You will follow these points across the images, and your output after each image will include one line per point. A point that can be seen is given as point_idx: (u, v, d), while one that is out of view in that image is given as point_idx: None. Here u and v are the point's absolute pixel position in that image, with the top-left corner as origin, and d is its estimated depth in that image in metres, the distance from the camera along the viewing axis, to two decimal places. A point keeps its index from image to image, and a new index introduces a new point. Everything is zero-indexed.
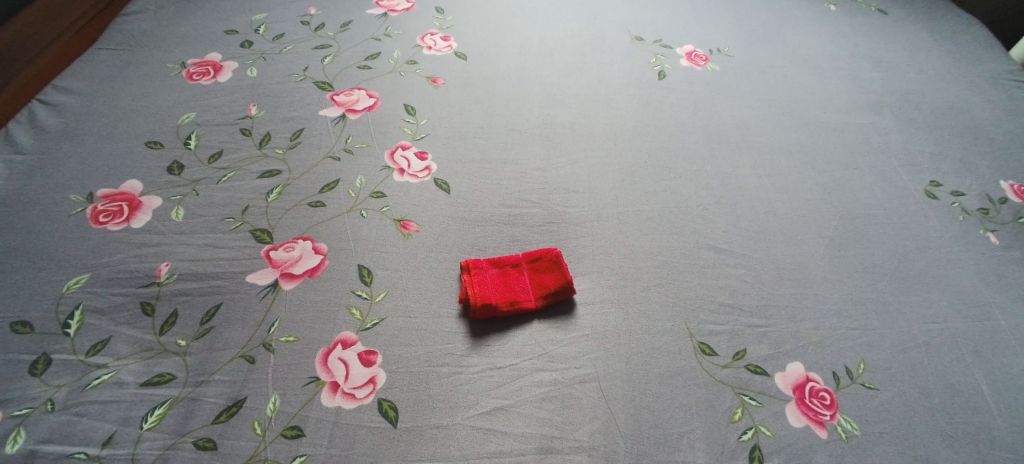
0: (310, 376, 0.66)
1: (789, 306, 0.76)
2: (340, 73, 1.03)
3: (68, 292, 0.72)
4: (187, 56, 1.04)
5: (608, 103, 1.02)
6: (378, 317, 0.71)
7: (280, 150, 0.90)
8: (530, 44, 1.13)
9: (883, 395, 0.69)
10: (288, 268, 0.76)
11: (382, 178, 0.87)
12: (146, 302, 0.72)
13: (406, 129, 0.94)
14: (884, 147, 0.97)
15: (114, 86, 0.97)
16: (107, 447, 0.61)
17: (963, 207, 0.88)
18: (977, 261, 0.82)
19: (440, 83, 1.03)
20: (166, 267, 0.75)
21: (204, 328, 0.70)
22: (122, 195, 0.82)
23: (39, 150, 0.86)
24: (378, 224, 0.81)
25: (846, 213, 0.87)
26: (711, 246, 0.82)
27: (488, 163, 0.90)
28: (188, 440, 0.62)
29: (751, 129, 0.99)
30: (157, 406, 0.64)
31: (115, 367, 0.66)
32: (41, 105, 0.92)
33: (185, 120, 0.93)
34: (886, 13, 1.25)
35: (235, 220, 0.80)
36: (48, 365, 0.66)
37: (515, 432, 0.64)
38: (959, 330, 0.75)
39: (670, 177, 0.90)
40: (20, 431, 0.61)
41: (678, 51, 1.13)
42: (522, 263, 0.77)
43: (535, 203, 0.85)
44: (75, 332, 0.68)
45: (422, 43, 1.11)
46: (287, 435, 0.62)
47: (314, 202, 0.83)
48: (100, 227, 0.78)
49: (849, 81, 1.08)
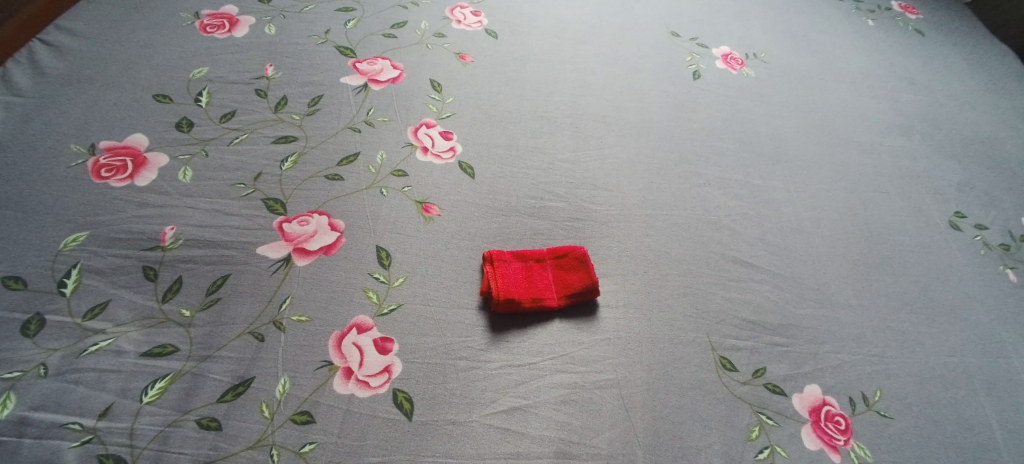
0: (322, 360, 0.63)
1: (812, 327, 0.75)
2: (365, 39, 0.98)
3: (64, 250, 0.67)
4: (201, 6, 0.98)
5: (641, 99, 0.99)
6: (395, 302, 0.69)
7: (296, 116, 0.85)
8: (564, 28, 1.09)
9: (898, 424, 0.68)
10: (302, 243, 0.72)
11: (404, 156, 0.83)
12: (148, 266, 0.68)
13: (431, 106, 0.90)
14: (912, 172, 0.96)
15: (122, 31, 0.91)
16: (103, 419, 0.58)
17: (986, 240, 0.87)
18: (996, 297, 0.81)
19: (468, 60, 0.99)
20: (172, 231, 0.71)
21: (211, 299, 0.66)
22: (127, 149, 0.77)
23: (38, 93, 0.80)
24: (399, 205, 0.77)
25: (872, 236, 0.86)
26: (738, 258, 0.80)
27: (515, 150, 0.87)
28: (191, 418, 0.58)
29: (783, 140, 0.97)
30: (159, 378, 0.60)
31: (114, 334, 0.62)
32: (42, 45, 0.86)
33: (196, 75, 0.87)
34: (922, 34, 1.23)
35: (246, 187, 0.76)
36: (41, 326, 0.62)
37: (532, 434, 0.62)
38: (975, 365, 0.75)
39: (700, 183, 0.88)
40: (10, 395, 0.57)
41: (714, 51, 1.10)
42: (546, 258, 0.74)
43: (561, 197, 0.82)
44: (72, 293, 0.64)
45: (452, 15, 1.06)
46: (297, 421, 0.59)
47: (331, 175, 0.79)
48: (101, 182, 0.73)
49: (882, 99, 1.07)
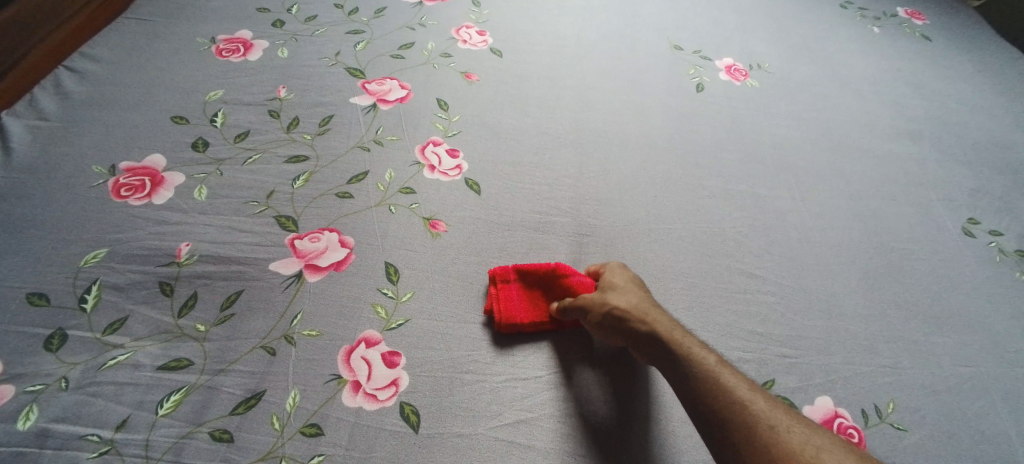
0: (331, 374, 0.65)
1: (820, 338, 0.74)
2: (373, 60, 1.01)
3: (85, 267, 0.70)
4: (217, 32, 1.01)
5: (644, 112, 1.00)
6: (403, 317, 0.70)
7: (308, 136, 0.88)
8: (568, 44, 1.11)
9: (912, 437, 0.67)
10: (313, 260, 0.74)
11: (412, 173, 0.85)
12: (164, 281, 0.70)
13: (438, 124, 0.92)
14: (922, 180, 0.95)
15: (143, 57, 0.95)
16: (120, 432, 0.59)
17: (999, 247, 0.86)
18: (1011, 305, 0.80)
19: (473, 79, 1.01)
20: (186, 247, 0.73)
21: (225, 315, 0.68)
22: (146, 170, 0.80)
23: (64, 117, 0.84)
24: (406, 220, 0.79)
25: (880, 246, 0.85)
26: (743, 270, 0.80)
27: (521, 166, 0.88)
28: (204, 430, 0.60)
29: (788, 151, 0.97)
30: (174, 392, 0.62)
31: (132, 349, 0.65)
32: (67, 72, 0.90)
33: (212, 97, 0.91)
34: (930, 40, 1.23)
35: (259, 205, 0.78)
36: (63, 341, 0.64)
37: (538, 446, 0.62)
38: (991, 375, 0.73)
39: (704, 195, 0.89)
40: (33, 408, 0.60)
41: (717, 63, 1.11)
42: (551, 274, 0.73)
43: (566, 210, 0.84)
44: (92, 308, 0.67)
45: (457, 35, 1.08)
46: (306, 434, 0.61)
47: (341, 192, 0.81)
48: (121, 202, 0.76)
49: (889, 107, 1.07)
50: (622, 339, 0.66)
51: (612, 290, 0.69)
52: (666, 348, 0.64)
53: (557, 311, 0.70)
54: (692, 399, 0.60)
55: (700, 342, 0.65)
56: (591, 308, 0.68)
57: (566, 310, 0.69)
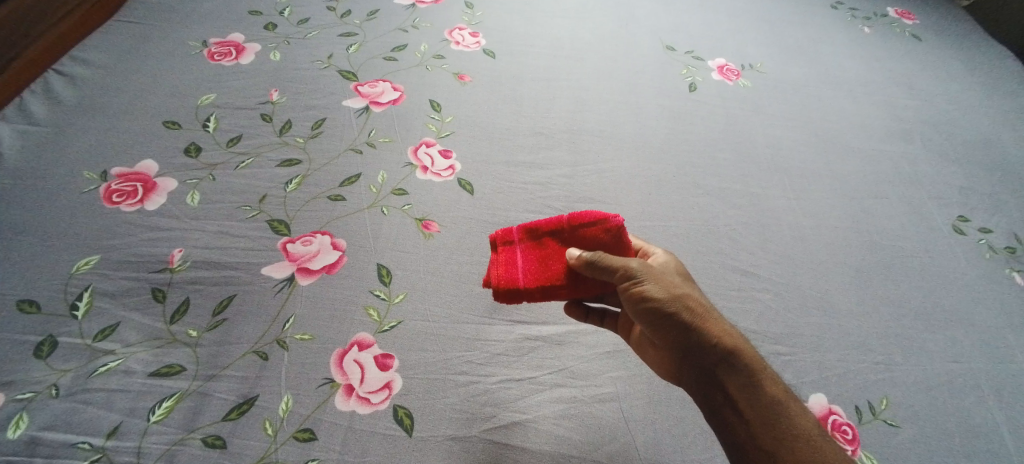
0: (325, 378, 0.65)
1: (814, 336, 0.74)
2: (366, 62, 1.01)
3: (76, 273, 0.70)
4: (209, 36, 1.01)
5: (637, 113, 1.00)
6: (395, 319, 0.70)
7: (300, 139, 0.87)
8: (561, 46, 1.11)
9: (905, 433, 0.67)
10: (305, 263, 0.73)
11: (404, 175, 0.85)
12: (156, 288, 0.69)
13: (430, 125, 0.92)
14: (914, 178, 0.95)
15: (134, 61, 0.94)
16: (112, 439, 0.59)
17: (990, 244, 0.87)
18: (1002, 301, 0.81)
19: (466, 80, 1.01)
20: (179, 253, 0.72)
21: (217, 319, 0.68)
22: (137, 174, 0.80)
23: (53, 122, 0.84)
24: (399, 222, 0.79)
25: (873, 244, 0.85)
26: (737, 268, 0.80)
27: (514, 167, 0.88)
28: (196, 436, 0.60)
29: (782, 150, 0.97)
30: (166, 398, 0.62)
31: (123, 355, 0.64)
32: (57, 76, 0.89)
33: (204, 101, 0.90)
34: (920, 39, 1.24)
35: (251, 209, 0.78)
36: (53, 348, 0.64)
37: (533, 449, 0.62)
38: (983, 371, 0.73)
39: (698, 194, 0.89)
40: (23, 416, 0.59)
41: (710, 64, 1.11)
42: (565, 227, 0.68)
43: (559, 210, 0.84)
44: (83, 315, 0.66)
45: (450, 37, 1.08)
46: (300, 438, 0.61)
47: (334, 195, 0.81)
48: (113, 207, 0.76)
49: (880, 106, 1.07)
50: (687, 344, 0.60)
51: (674, 276, 0.64)
52: (751, 381, 0.58)
53: (579, 265, 0.64)
54: (764, 448, 0.56)
55: (785, 388, 0.59)
56: (651, 283, 0.61)
57: (591, 266, 0.63)
